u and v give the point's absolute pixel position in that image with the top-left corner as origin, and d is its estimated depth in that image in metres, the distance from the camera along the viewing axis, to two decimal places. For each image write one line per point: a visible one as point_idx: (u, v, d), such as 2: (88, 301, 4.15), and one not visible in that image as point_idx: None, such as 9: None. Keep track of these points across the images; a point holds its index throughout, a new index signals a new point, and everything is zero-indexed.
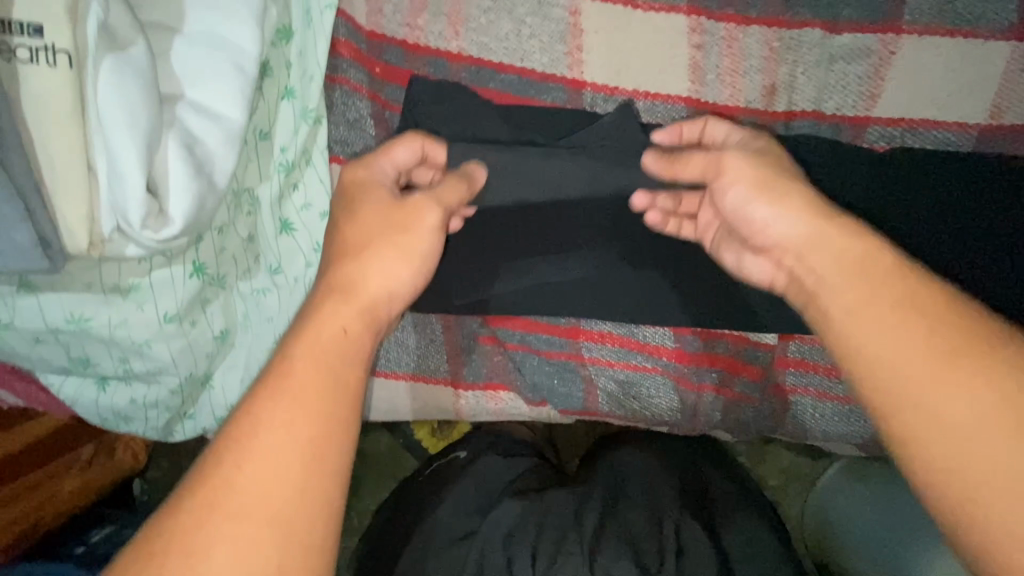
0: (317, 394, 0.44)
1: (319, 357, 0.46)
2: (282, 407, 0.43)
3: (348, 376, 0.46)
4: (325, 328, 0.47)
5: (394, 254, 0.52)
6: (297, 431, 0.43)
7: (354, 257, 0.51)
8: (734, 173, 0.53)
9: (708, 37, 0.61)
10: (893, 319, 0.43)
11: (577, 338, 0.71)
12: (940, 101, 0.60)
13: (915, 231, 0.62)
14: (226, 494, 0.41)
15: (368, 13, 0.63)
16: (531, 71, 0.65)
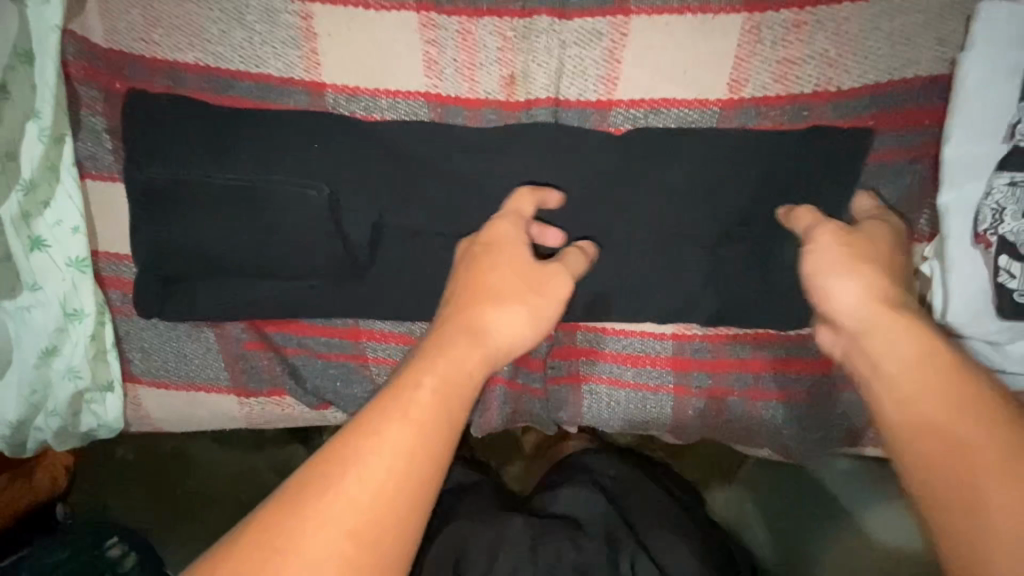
0: (434, 427, 0.44)
1: (443, 390, 0.46)
2: (401, 431, 0.43)
3: (462, 418, 0.47)
4: (450, 355, 0.48)
5: (520, 311, 0.52)
6: (415, 460, 0.43)
7: (485, 316, 0.51)
8: (840, 240, 0.53)
9: (442, 32, 0.63)
10: (944, 387, 0.43)
11: (358, 339, 0.70)
12: (677, 79, 0.63)
13: (702, 232, 0.64)
14: (334, 502, 0.41)
15: (102, 31, 0.63)
16: (269, 77, 0.64)
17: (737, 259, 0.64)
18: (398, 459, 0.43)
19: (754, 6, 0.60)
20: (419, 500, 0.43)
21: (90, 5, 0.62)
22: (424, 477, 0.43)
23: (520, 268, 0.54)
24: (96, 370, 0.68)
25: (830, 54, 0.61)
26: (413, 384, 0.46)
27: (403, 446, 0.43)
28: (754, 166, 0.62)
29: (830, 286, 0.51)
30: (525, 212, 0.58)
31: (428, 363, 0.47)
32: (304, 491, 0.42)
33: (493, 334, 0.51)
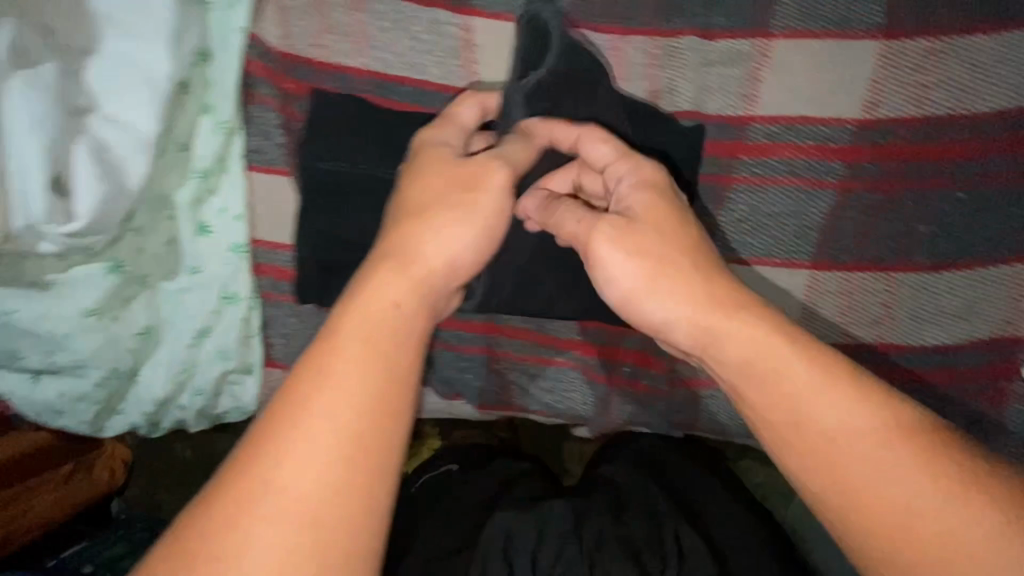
0: (357, 370, 0.43)
1: (366, 338, 0.44)
2: (325, 390, 0.42)
3: (395, 360, 0.44)
4: (374, 303, 0.46)
5: (457, 231, 0.50)
6: (342, 416, 0.41)
7: (415, 253, 0.49)
8: (621, 257, 0.52)
9: (593, 48, 0.67)
10: (828, 388, 0.46)
11: (490, 334, 0.72)
12: (816, 99, 0.66)
13: (829, 242, 0.69)
14: (267, 497, 0.39)
15: (278, 34, 0.67)
16: (431, 84, 0.68)
17: (856, 262, 0.69)
18: (326, 420, 0.41)
19: (891, 36, 0.65)
20: (371, 457, 0.41)
21: (269, 10, 0.67)
22: (360, 430, 0.41)
23: (446, 180, 0.53)
24: (242, 353, 0.72)
25: (962, 81, 0.65)
26: (334, 341, 0.43)
27: (341, 403, 0.41)
28: (874, 184, 0.67)
29: (654, 323, 0.52)
30: (465, 121, 0.60)
31: (344, 319, 0.45)
32: (227, 480, 0.40)
33: (425, 264, 0.49)
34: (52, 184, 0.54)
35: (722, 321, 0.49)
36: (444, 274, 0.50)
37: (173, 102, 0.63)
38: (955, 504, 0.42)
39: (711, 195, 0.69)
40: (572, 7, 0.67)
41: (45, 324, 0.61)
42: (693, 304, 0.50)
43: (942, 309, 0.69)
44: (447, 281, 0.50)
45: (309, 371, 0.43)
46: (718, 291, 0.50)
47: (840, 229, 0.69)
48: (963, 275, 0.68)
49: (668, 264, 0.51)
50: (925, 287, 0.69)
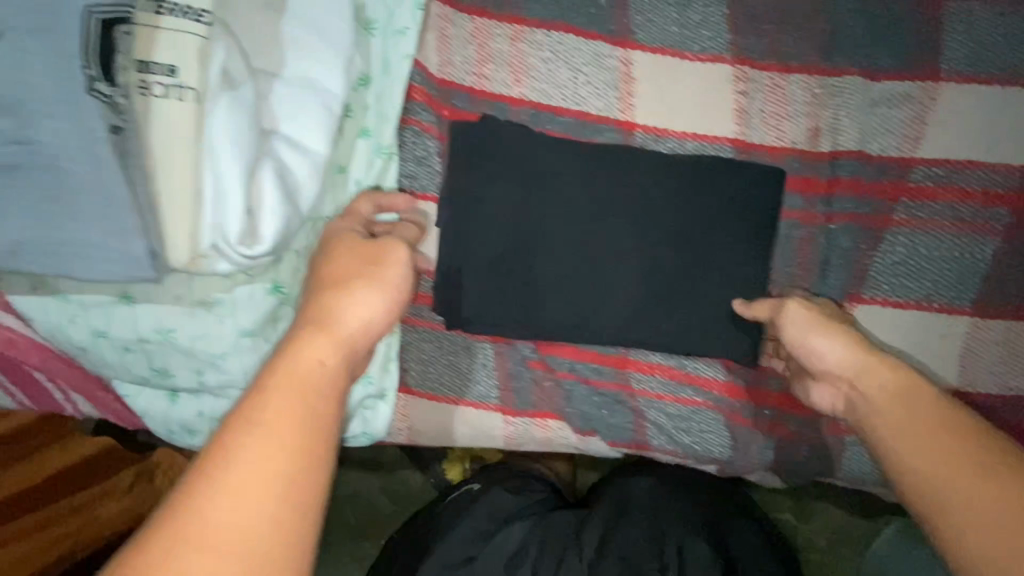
0: (293, 414, 0.40)
1: (295, 384, 0.42)
2: (262, 431, 0.39)
3: (328, 409, 0.42)
4: (302, 357, 0.44)
5: (367, 299, 0.50)
6: (276, 456, 0.38)
7: (334, 319, 0.48)
8: (802, 310, 0.59)
9: (753, 84, 0.67)
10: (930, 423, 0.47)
11: (626, 368, 0.71)
12: (985, 144, 0.65)
13: (994, 291, 0.67)
14: (196, 541, 0.34)
15: (439, 63, 0.68)
16: (587, 114, 0.68)
17: (1019, 310, 0.67)
18: (265, 459, 0.38)
19: None
20: (310, 496, 0.38)
21: (431, 39, 0.68)
22: (298, 470, 0.38)
23: (359, 257, 0.54)
24: (380, 377, 0.70)
25: None
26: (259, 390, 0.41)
27: (273, 447, 0.38)
28: None
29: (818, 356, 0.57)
30: (362, 213, 0.63)
31: (272, 369, 0.42)
32: (155, 528, 0.34)
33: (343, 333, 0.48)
34: (244, 204, 0.53)
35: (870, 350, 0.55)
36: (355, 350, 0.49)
37: (338, 126, 0.63)
38: None
39: (868, 236, 0.67)
40: (733, 44, 0.67)
41: (204, 343, 0.61)
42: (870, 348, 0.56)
43: None
44: (360, 350, 0.49)
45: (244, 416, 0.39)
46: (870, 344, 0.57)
47: (1006, 277, 0.66)
48: None
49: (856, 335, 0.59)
50: None
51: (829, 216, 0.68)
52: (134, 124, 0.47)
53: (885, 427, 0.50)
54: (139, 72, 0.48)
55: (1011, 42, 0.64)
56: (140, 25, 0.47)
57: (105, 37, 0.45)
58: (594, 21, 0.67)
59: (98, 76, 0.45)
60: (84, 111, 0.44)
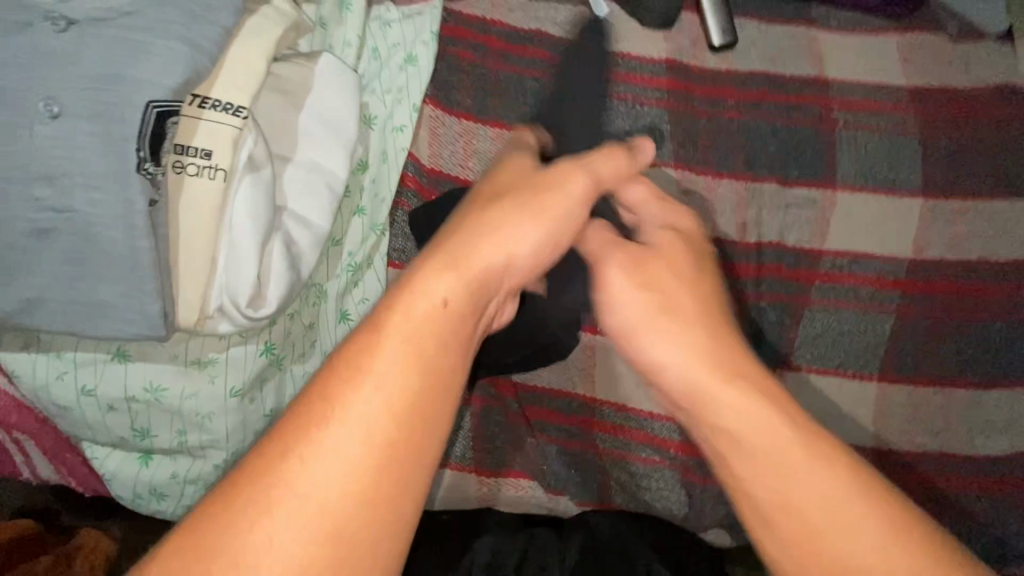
0: (400, 375, 0.40)
1: (412, 340, 0.41)
2: (364, 389, 0.39)
3: (441, 370, 0.42)
4: (418, 303, 0.43)
5: (516, 231, 0.49)
6: (374, 419, 0.39)
7: (475, 251, 0.47)
8: (626, 283, 0.56)
9: (692, 185, 0.81)
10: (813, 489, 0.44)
11: (592, 429, 0.77)
12: (875, 240, 0.80)
13: (893, 360, 0.79)
14: (290, 493, 0.37)
15: (430, 155, 0.78)
16: None
17: (916, 376, 0.79)
18: (364, 420, 0.39)
19: (929, 193, 0.81)
20: (410, 470, 0.39)
21: (424, 135, 0.78)
22: (399, 441, 0.39)
23: (516, 181, 0.54)
24: None
25: (988, 232, 0.81)
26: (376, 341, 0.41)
27: (374, 407, 0.39)
28: (929, 311, 0.79)
29: (664, 327, 0.53)
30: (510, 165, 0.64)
31: (388, 313, 0.42)
32: (258, 471, 0.37)
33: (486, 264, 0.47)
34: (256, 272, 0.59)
35: (711, 356, 0.51)
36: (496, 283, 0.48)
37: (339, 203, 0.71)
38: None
39: (792, 312, 0.79)
40: (675, 154, 0.82)
41: (192, 402, 0.63)
42: (703, 317, 0.53)
43: (997, 421, 0.78)
44: (496, 284, 0.48)
45: (350, 367, 0.40)
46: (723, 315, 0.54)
47: (903, 347, 0.79)
48: (1010, 393, 0.79)
49: (716, 303, 0.55)
50: (977, 402, 0.79)
51: (760, 294, 0.79)
52: (165, 199, 0.54)
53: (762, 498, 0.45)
54: (176, 154, 0.55)
55: (887, 162, 0.82)
56: (184, 115, 0.56)
57: (159, 124, 0.51)
58: None
59: (147, 157, 0.51)
60: (128, 184, 0.50)
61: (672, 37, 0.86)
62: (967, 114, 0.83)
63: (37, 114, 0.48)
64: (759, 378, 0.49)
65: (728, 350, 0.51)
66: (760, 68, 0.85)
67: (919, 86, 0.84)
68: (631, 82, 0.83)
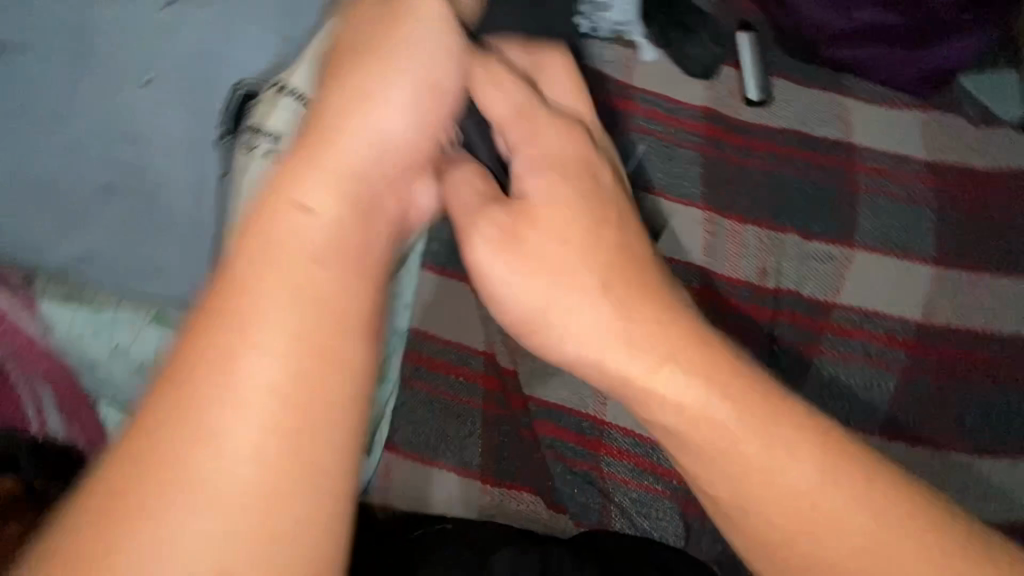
0: (276, 305, 0.38)
1: (283, 265, 0.40)
2: (239, 331, 0.37)
3: (327, 287, 0.40)
4: (287, 232, 0.41)
5: (376, 114, 0.47)
6: (259, 353, 0.37)
7: (340, 147, 0.45)
8: (506, 258, 0.47)
9: (718, 226, 0.84)
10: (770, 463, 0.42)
11: (598, 450, 0.78)
12: (886, 300, 0.84)
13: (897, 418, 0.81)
14: (183, 455, 0.35)
15: None
16: None
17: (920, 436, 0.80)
18: (248, 358, 0.37)
19: (941, 262, 0.85)
20: (320, 395, 0.37)
21: None
22: (298, 369, 0.37)
23: (362, 43, 0.49)
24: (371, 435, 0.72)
25: (993, 306, 0.84)
26: (251, 280, 0.39)
27: (264, 345, 0.37)
28: (932, 373, 0.82)
29: (560, 311, 0.46)
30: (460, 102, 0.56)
31: (253, 248, 0.40)
32: (145, 443, 0.35)
33: (353, 155, 0.45)
34: None
35: (632, 353, 0.44)
36: (375, 169, 0.46)
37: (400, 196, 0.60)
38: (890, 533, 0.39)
39: (803, 359, 0.81)
40: (704, 195, 0.86)
41: None
42: (603, 291, 0.45)
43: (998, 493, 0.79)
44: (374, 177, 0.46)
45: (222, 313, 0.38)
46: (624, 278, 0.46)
47: (907, 407, 0.81)
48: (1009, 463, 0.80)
49: (617, 265, 0.46)
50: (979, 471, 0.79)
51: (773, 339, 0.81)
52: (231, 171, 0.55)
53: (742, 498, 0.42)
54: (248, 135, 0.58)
55: (903, 229, 0.86)
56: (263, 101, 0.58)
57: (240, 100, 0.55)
58: None
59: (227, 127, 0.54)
60: None
61: (713, 87, 0.91)
62: (981, 193, 0.88)
63: (133, 81, 0.60)
64: (729, 375, 0.43)
65: (652, 344, 0.44)
66: (791, 126, 0.90)
67: (939, 161, 0.89)
68: (669, 124, 0.88)
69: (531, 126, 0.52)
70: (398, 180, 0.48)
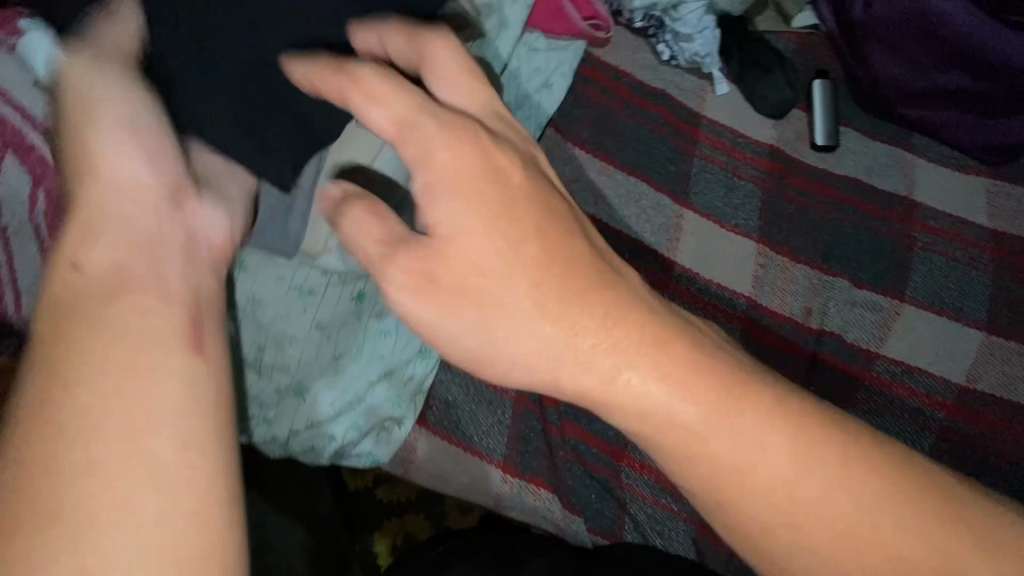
0: (78, 371, 0.35)
1: (77, 330, 0.36)
2: (53, 412, 0.33)
3: (137, 331, 0.38)
4: (71, 291, 0.38)
5: (142, 139, 0.46)
6: (93, 414, 0.34)
7: (121, 188, 0.43)
8: (421, 301, 0.45)
9: (769, 261, 0.86)
10: (775, 455, 0.43)
11: (621, 460, 0.79)
12: (931, 359, 0.83)
13: None
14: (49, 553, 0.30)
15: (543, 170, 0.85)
16: (642, 243, 0.84)
17: None
18: (81, 430, 0.33)
19: (992, 331, 0.84)
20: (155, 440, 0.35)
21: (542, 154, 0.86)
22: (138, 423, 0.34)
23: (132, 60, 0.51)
24: (405, 405, 0.76)
25: None
26: (38, 358, 0.35)
27: (86, 406, 0.34)
28: (977, 439, 0.79)
29: (501, 343, 0.45)
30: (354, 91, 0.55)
31: (39, 325, 0.37)
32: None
33: (106, 206, 0.42)
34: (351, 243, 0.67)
35: (581, 368, 0.45)
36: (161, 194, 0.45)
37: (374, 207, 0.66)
38: (890, 502, 0.42)
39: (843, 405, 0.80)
40: (759, 229, 0.87)
41: (281, 322, 0.69)
42: (541, 313, 0.45)
43: None
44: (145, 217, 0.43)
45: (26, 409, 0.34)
46: (554, 284, 0.45)
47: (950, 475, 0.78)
48: None
49: (549, 282, 0.45)
50: None
51: (813, 382, 0.81)
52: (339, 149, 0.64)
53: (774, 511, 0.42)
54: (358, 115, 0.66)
55: (955, 290, 0.86)
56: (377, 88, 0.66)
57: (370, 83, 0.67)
58: (662, 179, 0.87)
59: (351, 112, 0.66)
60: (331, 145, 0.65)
61: (780, 128, 0.93)
62: None
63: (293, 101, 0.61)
64: (718, 394, 0.43)
65: (625, 356, 0.44)
66: (853, 174, 0.91)
67: (1000, 230, 0.89)
68: (733, 156, 0.90)
69: (415, 137, 0.45)
70: (172, 210, 0.46)
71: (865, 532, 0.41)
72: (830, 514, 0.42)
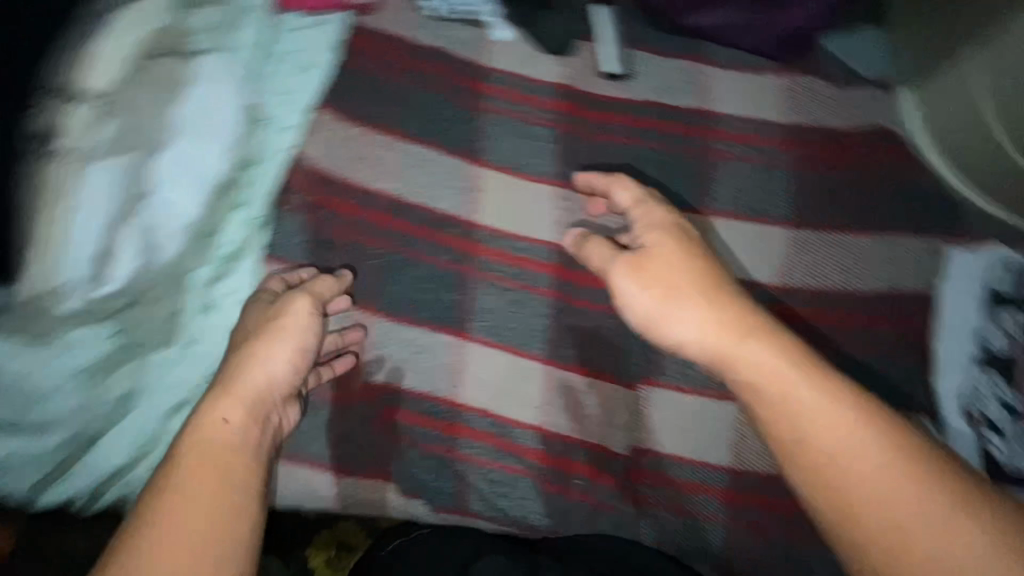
0: (202, 482, 0.51)
1: (210, 454, 0.53)
2: (173, 504, 0.49)
3: (245, 464, 0.54)
4: (208, 425, 0.56)
5: (277, 354, 0.64)
6: (198, 511, 0.49)
7: (260, 368, 0.62)
8: (638, 289, 0.61)
9: (570, 204, 0.84)
10: (865, 447, 0.47)
11: (453, 434, 0.78)
12: (741, 266, 0.84)
13: None
14: None
15: (320, 158, 0.81)
16: (436, 211, 0.82)
17: None
18: (175, 518, 0.48)
19: (800, 225, 0.85)
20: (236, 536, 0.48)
21: (317, 140, 0.81)
22: (226, 519, 0.49)
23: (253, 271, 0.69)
24: None
25: (852, 263, 0.84)
26: (177, 466, 0.52)
27: (188, 508, 0.49)
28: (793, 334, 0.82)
29: (667, 314, 0.58)
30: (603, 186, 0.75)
31: (180, 446, 0.54)
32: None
33: (259, 378, 0.62)
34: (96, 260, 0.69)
35: (676, 321, 0.57)
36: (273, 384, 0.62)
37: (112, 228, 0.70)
38: (935, 484, 0.46)
39: None
40: (558, 171, 0.85)
41: (33, 379, 0.67)
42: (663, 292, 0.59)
43: None
44: (272, 397, 0.62)
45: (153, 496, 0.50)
46: (717, 293, 0.57)
47: None
48: None
49: (710, 284, 0.58)
50: None
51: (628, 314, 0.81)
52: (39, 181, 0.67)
53: (834, 456, 0.48)
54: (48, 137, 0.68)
55: (761, 193, 0.86)
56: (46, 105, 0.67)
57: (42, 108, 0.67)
58: (452, 140, 0.84)
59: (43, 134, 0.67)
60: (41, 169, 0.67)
61: (570, 63, 0.90)
62: (840, 155, 0.88)
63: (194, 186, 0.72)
64: (787, 344, 0.53)
65: (711, 310, 0.56)
66: (648, 96, 0.89)
67: (795, 123, 0.89)
68: (523, 103, 0.87)
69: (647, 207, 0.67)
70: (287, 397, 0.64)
71: (902, 512, 0.45)
72: (880, 481, 0.46)
